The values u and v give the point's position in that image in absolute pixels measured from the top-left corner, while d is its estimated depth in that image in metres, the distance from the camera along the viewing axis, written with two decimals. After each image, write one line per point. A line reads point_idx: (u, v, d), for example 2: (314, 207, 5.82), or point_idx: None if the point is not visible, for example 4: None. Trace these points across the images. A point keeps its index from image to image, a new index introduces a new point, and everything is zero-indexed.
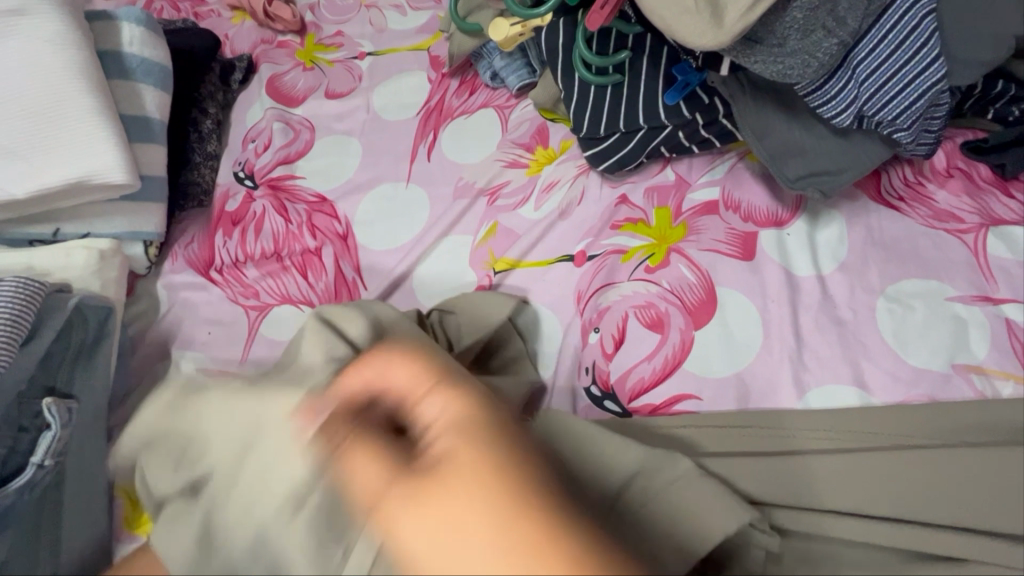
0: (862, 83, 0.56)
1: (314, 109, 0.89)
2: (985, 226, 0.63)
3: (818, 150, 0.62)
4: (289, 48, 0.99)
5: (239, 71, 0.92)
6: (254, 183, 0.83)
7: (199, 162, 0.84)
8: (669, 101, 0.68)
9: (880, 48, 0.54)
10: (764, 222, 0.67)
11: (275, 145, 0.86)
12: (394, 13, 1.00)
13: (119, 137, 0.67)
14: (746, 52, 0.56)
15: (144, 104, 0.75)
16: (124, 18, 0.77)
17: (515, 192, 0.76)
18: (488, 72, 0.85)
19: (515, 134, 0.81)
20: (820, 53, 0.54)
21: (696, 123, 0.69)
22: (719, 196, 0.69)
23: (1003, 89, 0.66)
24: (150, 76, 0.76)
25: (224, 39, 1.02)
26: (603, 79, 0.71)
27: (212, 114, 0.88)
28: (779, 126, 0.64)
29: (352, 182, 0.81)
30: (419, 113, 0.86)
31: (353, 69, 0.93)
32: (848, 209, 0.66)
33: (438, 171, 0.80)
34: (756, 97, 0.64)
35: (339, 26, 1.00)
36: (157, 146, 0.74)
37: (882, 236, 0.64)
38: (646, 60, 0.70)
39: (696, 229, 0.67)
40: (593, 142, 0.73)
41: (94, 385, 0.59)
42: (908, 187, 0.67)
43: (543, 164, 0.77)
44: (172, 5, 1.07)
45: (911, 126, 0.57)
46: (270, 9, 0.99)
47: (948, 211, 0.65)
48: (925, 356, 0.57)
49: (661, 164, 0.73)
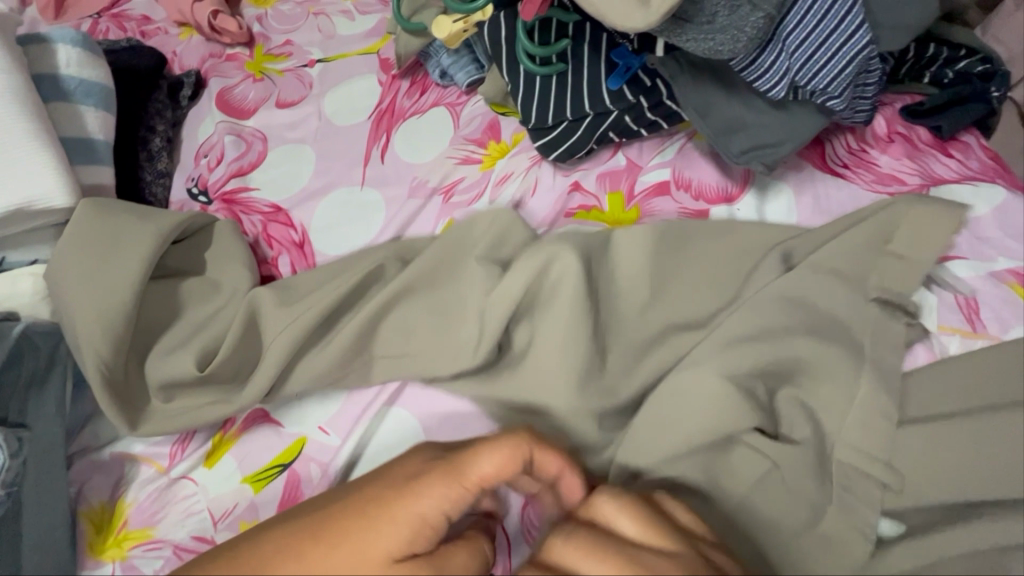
0: (792, 54, 0.57)
1: (265, 119, 0.89)
2: (926, 186, 0.64)
3: (759, 124, 0.63)
4: (239, 61, 0.98)
5: (188, 87, 0.92)
6: (208, 198, 0.82)
7: (150, 181, 0.83)
8: (612, 86, 0.68)
9: (807, 19, 0.56)
10: (715, 199, 0.67)
11: (227, 158, 0.85)
12: (343, 19, 1.00)
13: (59, 160, 0.66)
14: (677, 32, 0.57)
15: (86, 125, 0.74)
16: (60, 40, 0.76)
17: (470, 187, 0.75)
18: (438, 71, 0.86)
19: (467, 130, 0.81)
20: (748, 27, 0.55)
21: (641, 106, 0.69)
22: (670, 177, 0.70)
23: (934, 53, 0.70)
24: (90, 97, 0.75)
25: (172, 57, 1.01)
26: (547, 69, 0.71)
27: (161, 131, 0.87)
28: (720, 103, 0.64)
29: (306, 189, 0.80)
30: (370, 116, 0.86)
31: (303, 77, 0.93)
32: (796, 179, 0.67)
33: (392, 172, 0.79)
34: (695, 75, 0.65)
35: (287, 35, 1.00)
36: (103, 167, 0.73)
37: (828, 204, 0.65)
38: (587, 47, 0.71)
39: (649, 211, 0.68)
40: (542, 132, 0.73)
41: (47, 413, 0.57)
42: (851, 155, 0.68)
43: (496, 157, 0.78)
44: (117, 25, 1.05)
45: (842, 93, 0.58)
46: (215, 22, 0.97)
47: (890, 174, 0.66)
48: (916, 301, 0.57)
49: (611, 150, 0.74)
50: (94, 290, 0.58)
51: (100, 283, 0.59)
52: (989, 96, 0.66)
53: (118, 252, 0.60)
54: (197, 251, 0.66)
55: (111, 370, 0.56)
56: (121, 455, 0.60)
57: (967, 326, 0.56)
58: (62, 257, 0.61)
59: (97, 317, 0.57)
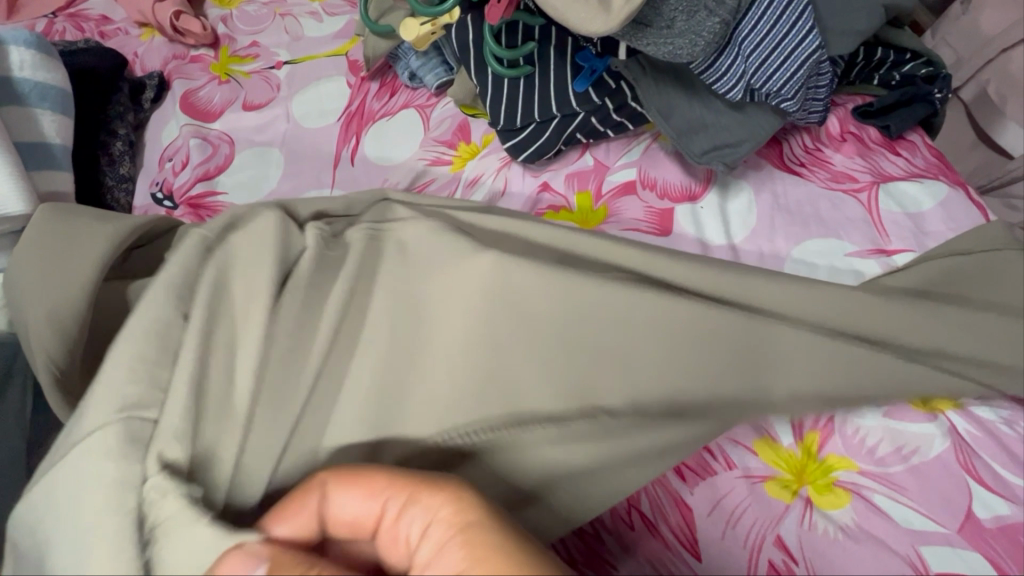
0: (748, 57, 0.59)
1: (232, 123, 0.87)
2: (876, 183, 0.67)
3: (719, 126, 0.66)
4: (203, 62, 0.96)
5: (151, 89, 0.90)
6: (173, 202, 0.80)
7: (112, 185, 0.81)
8: (578, 88, 0.70)
9: (761, 24, 0.58)
10: (678, 197, 0.69)
11: (193, 162, 0.83)
12: (311, 20, 0.99)
13: (13, 166, 0.64)
14: (638, 36, 0.58)
15: (42, 129, 0.72)
16: (12, 41, 0.74)
17: (440, 189, 0.76)
18: (407, 73, 0.86)
19: (437, 132, 0.81)
20: (704, 32, 0.57)
21: (606, 108, 0.71)
22: (636, 176, 0.72)
23: (883, 56, 0.74)
24: (46, 100, 0.73)
25: (133, 58, 0.99)
26: (514, 72, 0.72)
27: (123, 134, 0.85)
28: (682, 105, 0.67)
29: (275, 193, 0.79)
30: (340, 118, 0.85)
31: (271, 79, 0.92)
32: (755, 178, 0.69)
33: (363, 174, 0.79)
34: (658, 77, 0.67)
35: (254, 36, 0.98)
36: (60, 172, 0.71)
37: (786, 201, 0.67)
38: (553, 51, 0.72)
39: (616, 210, 0.69)
40: (511, 133, 0.74)
41: (7, 424, 0.56)
42: (808, 154, 0.71)
43: (466, 159, 0.78)
44: (75, 25, 1.02)
45: (795, 95, 0.61)
46: (177, 23, 0.95)
47: (843, 172, 0.69)
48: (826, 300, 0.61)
49: (579, 150, 0.75)
50: (47, 296, 0.56)
51: (55, 286, 0.56)
52: (932, 98, 0.71)
53: (72, 257, 0.58)
54: (161, 255, 0.64)
55: (65, 372, 0.55)
56: None
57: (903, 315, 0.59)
58: (16, 265, 0.59)
59: (49, 322, 0.55)
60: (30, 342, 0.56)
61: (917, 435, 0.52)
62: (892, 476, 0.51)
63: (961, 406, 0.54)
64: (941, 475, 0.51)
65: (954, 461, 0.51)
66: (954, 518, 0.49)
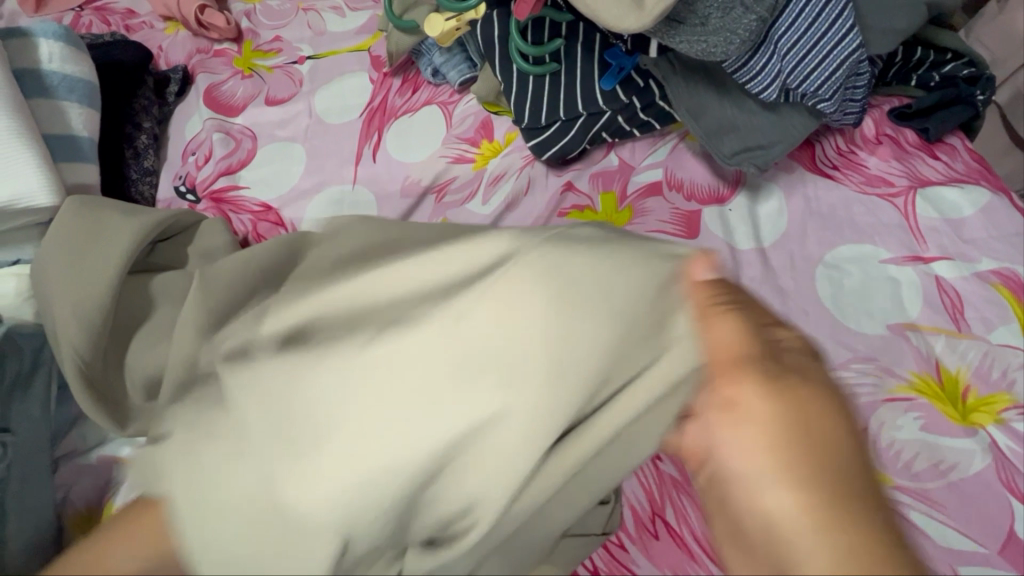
0: (784, 56, 0.57)
1: (254, 117, 0.87)
2: (914, 188, 0.65)
3: (750, 126, 0.64)
4: (227, 57, 0.96)
5: (175, 83, 0.90)
6: (196, 196, 0.81)
7: (136, 178, 0.81)
8: (606, 86, 0.69)
9: (800, 21, 0.56)
10: (706, 199, 0.67)
11: (216, 156, 0.83)
12: (333, 15, 0.99)
13: (42, 159, 0.64)
14: (670, 33, 0.57)
15: (70, 122, 0.72)
16: (41, 34, 0.74)
17: (462, 187, 0.75)
18: (429, 69, 0.85)
19: (460, 129, 0.81)
20: (740, 29, 0.55)
21: (634, 107, 0.70)
22: (662, 177, 0.70)
23: (921, 56, 0.72)
24: (74, 93, 0.74)
25: (158, 51, 0.99)
26: (541, 68, 0.71)
27: (147, 128, 0.85)
28: (713, 105, 0.65)
29: (297, 188, 0.79)
30: (361, 114, 0.85)
31: (293, 74, 0.91)
32: (786, 180, 0.67)
33: (384, 171, 0.79)
34: (688, 76, 0.66)
35: (276, 31, 0.98)
36: (86, 164, 0.71)
37: (819, 205, 0.65)
38: (580, 47, 0.71)
39: (641, 211, 0.68)
40: (535, 132, 0.72)
41: None
42: (841, 157, 0.69)
43: (489, 156, 0.77)
44: (101, 18, 1.03)
45: (832, 96, 0.59)
46: (202, 17, 0.95)
47: (879, 175, 0.67)
48: (860, 318, 0.58)
49: (604, 150, 0.74)
50: (74, 289, 0.56)
51: (83, 278, 0.57)
52: (974, 100, 0.68)
53: (96, 250, 0.58)
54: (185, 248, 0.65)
55: (89, 364, 0.54)
56: (109, 458, 0.59)
57: (952, 326, 0.57)
58: (43, 258, 0.59)
59: (75, 315, 0.55)
60: (55, 334, 0.56)
61: (955, 450, 0.50)
62: (928, 491, 0.49)
63: (1002, 422, 0.52)
64: (981, 493, 0.49)
65: (994, 478, 0.49)
66: (994, 538, 0.47)
